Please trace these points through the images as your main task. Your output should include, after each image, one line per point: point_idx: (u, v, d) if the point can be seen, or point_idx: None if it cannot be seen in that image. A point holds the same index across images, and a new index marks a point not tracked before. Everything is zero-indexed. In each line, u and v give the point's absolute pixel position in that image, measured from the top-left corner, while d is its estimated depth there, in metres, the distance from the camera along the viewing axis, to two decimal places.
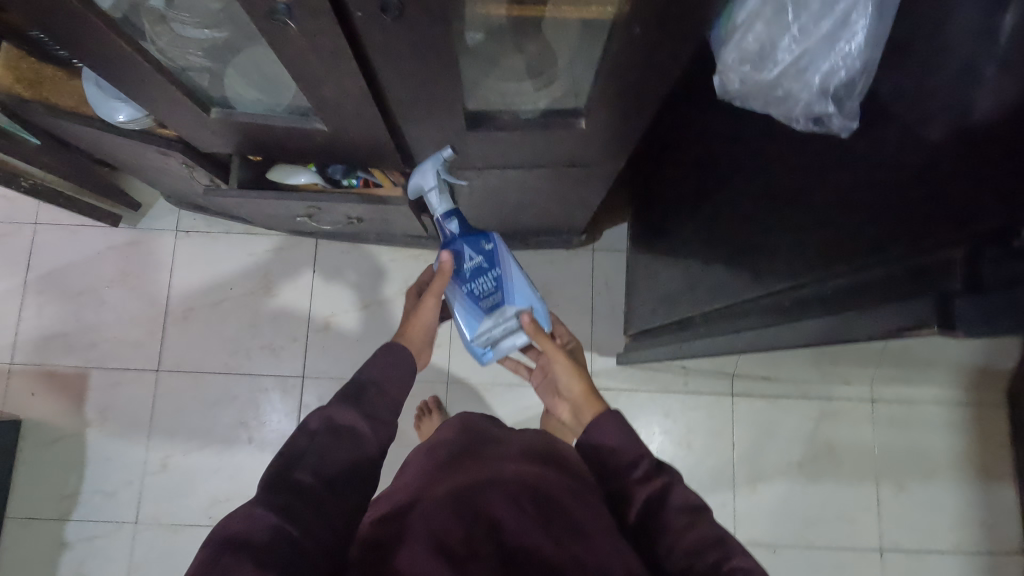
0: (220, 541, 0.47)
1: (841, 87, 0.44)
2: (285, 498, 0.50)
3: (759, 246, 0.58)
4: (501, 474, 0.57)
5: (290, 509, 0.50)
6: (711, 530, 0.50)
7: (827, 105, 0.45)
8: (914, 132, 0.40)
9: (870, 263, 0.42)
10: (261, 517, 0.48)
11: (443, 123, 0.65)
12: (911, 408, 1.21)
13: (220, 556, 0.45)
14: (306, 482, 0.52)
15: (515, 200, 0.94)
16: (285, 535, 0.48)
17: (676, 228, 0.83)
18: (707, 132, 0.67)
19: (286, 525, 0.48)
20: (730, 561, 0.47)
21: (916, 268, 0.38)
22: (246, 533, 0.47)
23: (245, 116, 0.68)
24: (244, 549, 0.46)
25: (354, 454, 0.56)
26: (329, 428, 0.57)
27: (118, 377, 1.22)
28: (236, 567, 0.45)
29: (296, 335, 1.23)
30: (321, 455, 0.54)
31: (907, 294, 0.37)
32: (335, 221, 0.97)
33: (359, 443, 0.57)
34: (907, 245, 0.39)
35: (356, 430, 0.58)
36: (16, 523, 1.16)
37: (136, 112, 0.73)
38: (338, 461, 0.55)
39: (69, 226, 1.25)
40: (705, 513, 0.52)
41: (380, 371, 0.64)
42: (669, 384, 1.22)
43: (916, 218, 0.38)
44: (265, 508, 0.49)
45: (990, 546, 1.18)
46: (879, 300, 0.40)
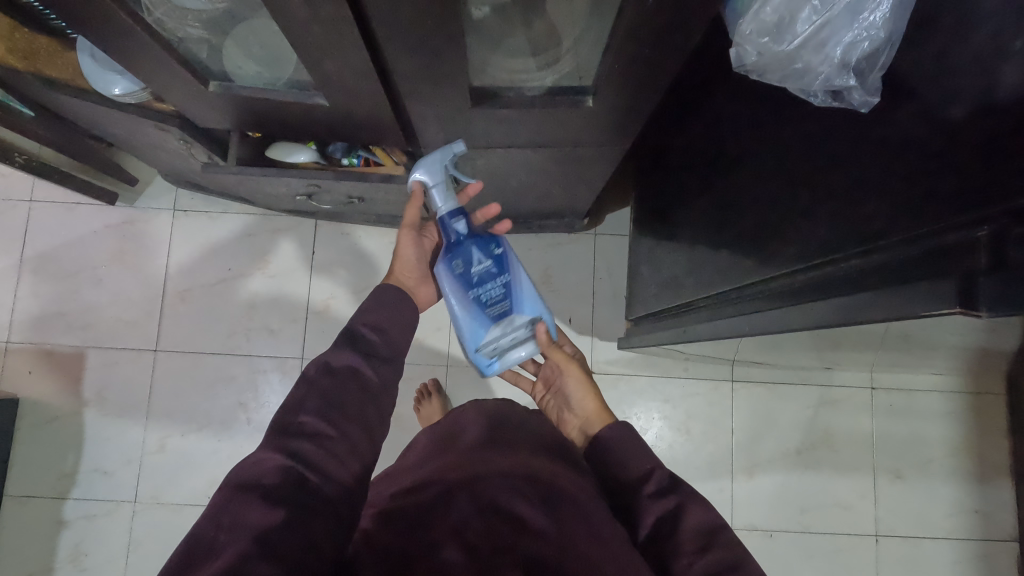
0: (231, 485, 0.48)
1: (863, 59, 0.43)
2: (291, 441, 0.51)
3: (767, 228, 0.57)
4: (519, 469, 0.58)
5: (299, 452, 0.51)
6: (725, 555, 0.51)
7: (848, 79, 0.44)
8: (935, 110, 0.39)
9: (885, 242, 0.42)
10: (270, 460, 0.50)
11: (447, 100, 0.63)
12: (909, 397, 1.21)
13: (232, 500, 0.47)
14: (313, 424, 0.53)
15: (519, 182, 0.92)
16: (295, 478, 0.49)
17: (682, 211, 0.82)
18: (716, 113, 0.66)
19: (294, 467, 0.50)
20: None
21: (932, 249, 0.38)
22: (257, 477, 0.49)
23: (244, 89, 0.66)
24: (255, 491, 0.47)
25: (356, 394, 0.56)
26: (328, 372, 0.56)
27: (115, 356, 1.21)
28: (245, 507, 0.46)
29: (295, 317, 1.22)
30: (324, 398, 0.55)
31: (920, 275, 0.37)
32: (336, 201, 0.96)
33: (361, 383, 0.57)
34: (927, 224, 0.38)
35: (357, 371, 0.57)
36: (15, 501, 1.16)
37: (132, 85, 0.72)
38: (341, 401, 0.55)
39: (65, 204, 1.24)
40: (722, 533, 0.52)
41: (380, 312, 0.62)
42: (669, 370, 1.22)
43: (936, 198, 0.38)
44: (274, 452, 0.51)
45: (984, 533, 1.19)
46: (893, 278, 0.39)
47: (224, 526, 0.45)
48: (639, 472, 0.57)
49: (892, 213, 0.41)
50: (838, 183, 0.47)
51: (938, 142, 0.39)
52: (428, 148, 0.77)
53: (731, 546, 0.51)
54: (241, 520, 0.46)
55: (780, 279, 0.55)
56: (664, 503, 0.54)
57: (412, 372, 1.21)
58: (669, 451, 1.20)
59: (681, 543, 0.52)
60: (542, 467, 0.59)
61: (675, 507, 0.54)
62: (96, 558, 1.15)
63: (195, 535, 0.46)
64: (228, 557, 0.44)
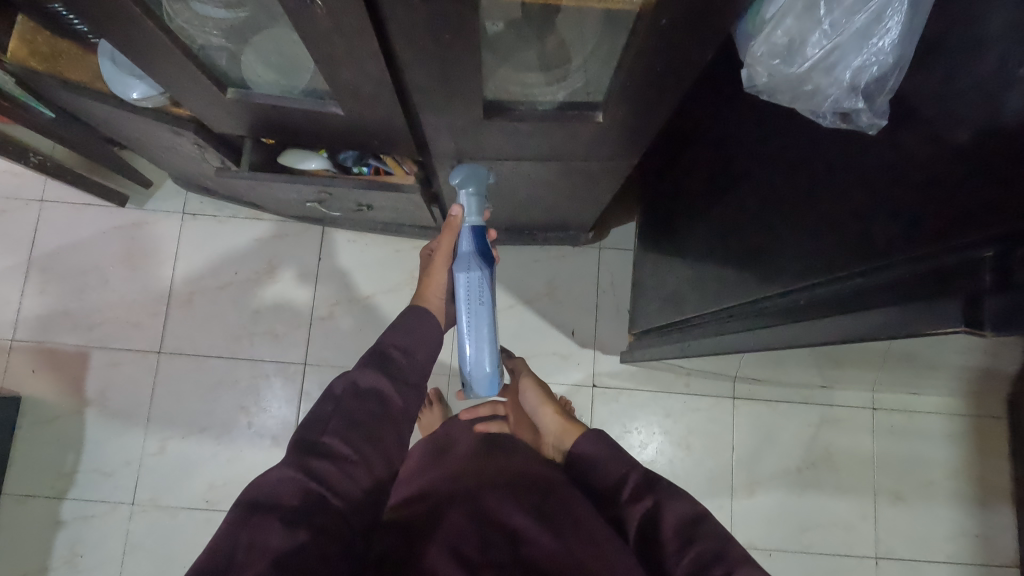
0: (245, 504, 0.47)
1: (872, 83, 0.45)
2: (310, 460, 0.51)
3: (772, 246, 0.58)
4: (514, 482, 0.57)
5: (319, 471, 0.50)
6: (712, 546, 0.49)
7: (857, 101, 0.45)
8: (942, 134, 0.40)
9: (892, 261, 0.42)
10: (289, 479, 0.49)
11: (460, 112, 0.64)
12: (910, 418, 1.21)
13: (251, 517, 0.46)
14: (334, 444, 0.52)
15: (526, 194, 0.94)
16: (314, 498, 0.48)
17: (686, 227, 0.83)
18: (724, 131, 0.67)
19: (314, 486, 0.49)
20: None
21: (938, 268, 0.38)
22: (275, 496, 0.48)
23: (261, 97, 0.67)
24: (273, 510, 0.46)
25: (380, 417, 0.56)
26: (355, 393, 0.57)
27: (119, 357, 1.21)
28: (264, 527, 0.45)
29: (299, 322, 1.23)
30: (347, 420, 0.54)
31: (933, 293, 0.37)
32: (345, 208, 0.97)
33: (384, 406, 0.57)
34: (933, 245, 0.39)
35: (382, 393, 0.57)
36: (12, 500, 1.15)
37: (150, 89, 0.73)
38: (364, 423, 0.55)
39: (75, 205, 1.25)
40: (705, 526, 0.51)
41: (405, 335, 0.63)
42: (670, 385, 1.22)
43: (942, 220, 0.39)
44: (294, 470, 0.50)
45: (985, 558, 1.18)
46: (898, 296, 0.40)
47: (242, 545, 0.44)
48: (616, 477, 0.59)
49: (896, 234, 0.42)
50: (843, 203, 0.48)
51: (944, 165, 0.39)
52: (439, 158, 0.78)
53: (722, 540, 0.49)
54: (259, 539, 0.44)
55: (784, 296, 0.56)
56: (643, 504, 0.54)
57: None
58: (669, 466, 1.20)
59: (665, 544, 0.50)
60: (536, 481, 0.58)
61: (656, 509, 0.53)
62: (92, 560, 1.14)
63: (211, 553, 0.45)
64: None
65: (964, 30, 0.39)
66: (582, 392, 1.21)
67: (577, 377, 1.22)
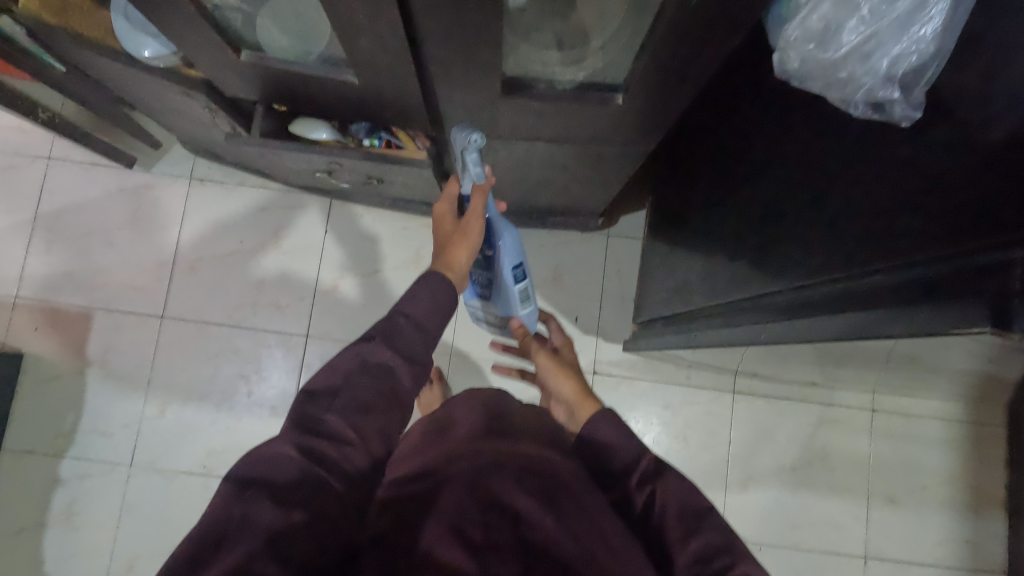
0: (239, 479, 0.47)
1: (909, 73, 0.43)
2: (309, 439, 0.50)
3: (787, 238, 0.57)
4: (519, 454, 0.55)
5: (317, 451, 0.50)
6: (717, 536, 0.50)
7: (892, 91, 0.44)
8: (974, 130, 0.39)
9: (910, 259, 0.42)
10: (286, 458, 0.49)
11: (478, 87, 0.63)
12: (909, 422, 1.21)
13: (243, 494, 0.46)
14: (336, 424, 0.52)
15: (538, 176, 0.92)
16: (313, 480, 0.48)
17: (699, 218, 0.82)
18: (746, 121, 0.66)
19: (313, 467, 0.49)
20: (740, 567, 0.48)
21: (961, 270, 0.37)
22: (269, 473, 0.48)
23: (275, 62, 0.66)
24: (266, 489, 0.46)
25: (384, 395, 0.55)
26: (362, 368, 0.56)
27: (122, 320, 1.21)
28: (255, 506, 0.45)
29: (303, 294, 1.22)
30: (353, 399, 0.54)
31: (958, 294, 0.37)
32: (355, 180, 0.95)
33: (391, 384, 0.56)
34: (955, 242, 0.38)
35: (391, 371, 0.57)
36: (13, 456, 1.16)
37: (163, 48, 0.72)
38: (368, 404, 0.54)
39: (83, 164, 1.24)
40: (708, 517, 0.52)
41: (417, 304, 0.62)
42: (670, 376, 1.22)
43: (963, 220, 0.38)
44: (291, 448, 0.49)
45: (972, 564, 1.19)
46: (915, 302, 0.40)
47: (235, 521, 0.44)
48: (626, 461, 0.59)
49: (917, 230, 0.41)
50: (864, 197, 0.47)
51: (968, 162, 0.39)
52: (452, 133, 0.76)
53: (723, 531, 0.51)
54: (252, 516, 0.44)
55: (793, 290, 0.55)
56: (649, 493, 0.55)
57: None
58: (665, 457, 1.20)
59: (668, 532, 0.51)
60: (539, 454, 0.57)
61: (660, 495, 0.54)
62: (88, 518, 1.15)
63: (204, 528, 0.45)
64: (237, 555, 0.42)
65: (1007, 26, 0.38)
66: None
67: None
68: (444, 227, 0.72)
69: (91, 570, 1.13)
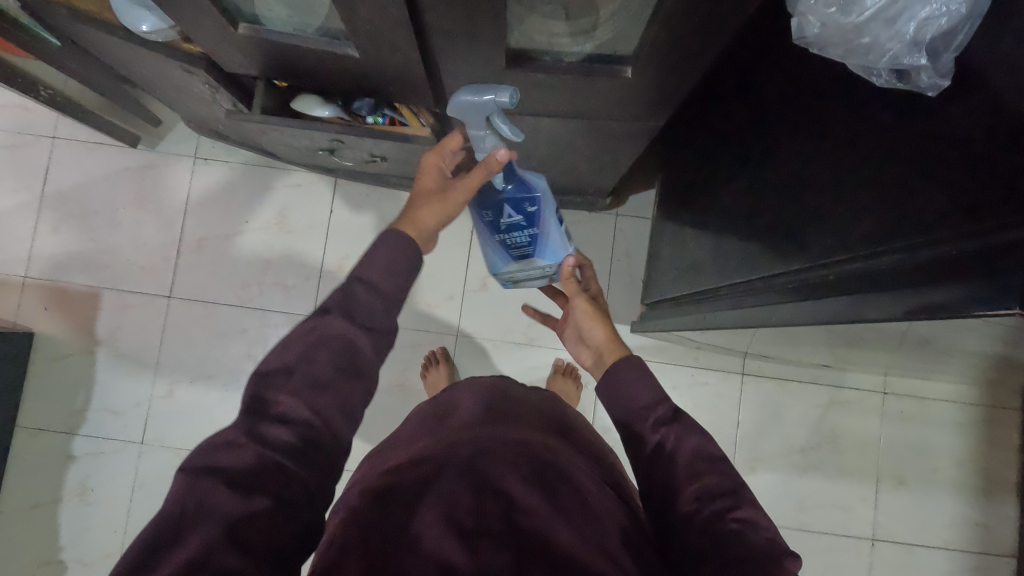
0: (191, 467, 0.46)
1: (938, 38, 0.41)
2: (260, 425, 0.49)
3: (802, 215, 0.55)
4: (513, 443, 0.54)
5: (274, 439, 0.48)
6: (722, 480, 0.51)
7: (919, 58, 0.41)
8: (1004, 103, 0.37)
9: (927, 240, 0.40)
10: (243, 446, 0.47)
11: (482, 60, 0.61)
12: (921, 405, 1.20)
13: (197, 481, 0.45)
14: (289, 404, 0.50)
15: (545, 154, 0.90)
16: (269, 466, 0.47)
17: (710, 197, 0.80)
18: (761, 94, 0.63)
19: (270, 455, 0.47)
20: (739, 510, 0.49)
21: (984, 249, 0.36)
22: (224, 460, 0.46)
23: (273, 34, 0.64)
24: (221, 476, 0.45)
25: (343, 368, 0.53)
26: (317, 343, 0.53)
27: (130, 299, 1.22)
28: (210, 495, 0.44)
29: (308, 275, 1.22)
30: (308, 377, 0.51)
31: (980, 272, 0.35)
32: (358, 158, 0.93)
33: (352, 357, 0.54)
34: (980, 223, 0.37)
35: (348, 343, 0.54)
36: (27, 433, 1.18)
37: (160, 22, 0.69)
38: (326, 380, 0.52)
39: (87, 143, 1.24)
40: (719, 462, 0.53)
41: (376, 269, 0.58)
42: (679, 357, 1.20)
43: (989, 200, 0.37)
44: (244, 436, 0.48)
45: (982, 547, 1.18)
46: (931, 280, 0.38)
47: (191, 512, 0.43)
48: (648, 400, 0.58)
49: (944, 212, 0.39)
50: (884, 173, 0.45)
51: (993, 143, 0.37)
52: None
53: (728, 474, 0.52)
54: (208, 506, 0.43)
55: (807, 271, 0.54)
56: (663, 435, 0.55)
57: (421, 339, 1.21)
58: None
59: (677, 470, 0.52)
60: (533, 442, 0.55)
61: (674, 438, 0.54)
62: (102, 494, 1.17)
63: (158, 518, 0.43)
64: (194, 547, 0.41)
65: None
66: None
67: None
68: (426, 182, 0.69)
69: (106, 545, 1.16)
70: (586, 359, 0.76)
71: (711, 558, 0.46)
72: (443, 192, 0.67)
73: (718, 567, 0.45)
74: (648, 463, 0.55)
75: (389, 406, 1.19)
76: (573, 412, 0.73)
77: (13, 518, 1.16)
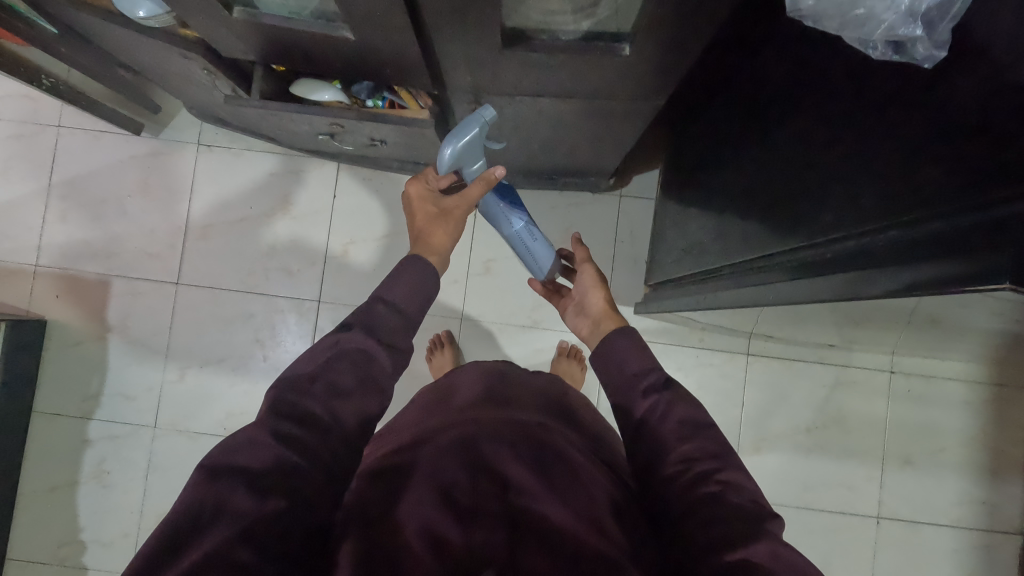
0: (208, 466, 0.45)
1: (935, 9, 0.39)
2: (282, 424, 0.48)
3: (802, 194, 0.55)
4: (510, 423, 0.54)
5: (289, 435, 0.47)
6: (708, 446, 0.52)
7: (914, 29, 0.40)
8: (989, 72, 0.36)
9: (928, 218, 0.39)
10: (263, 445, 0.46)
11: (476, 40, 0.60)
12: (929, 384, 1.19)
13: (216, 479, 0.43)
14: (313, 411, 0.51)
15: (544, 135, 0.90)
16: (288, 465, 0.45)
17: (713, 176, 0.79)
18: (760, 70, 0.62)
19: (289, 454, 0.46)
20: (722, 472, 0.49)
21: (979, 226, 0.35)
22: (240, 457, 0.45)
23: (269, 19, 0.64)
24: (236, 473, 0.44)
25: (361, 377, 0.55)
26: (341, 354, 0.56)
27: (139, 287, 1.23)
28: (230, 494, 0.43)
29: (313, 260, 1.23)
30: (330, 386, 0.53)
31: (976, 249, 0.35)
32: (358, 142, 0.93)
33: (371, 367, 0.56)
34: (972, 197, 0.36)
35: (370, 355, 0.57)
36: (43, 418, 1.21)
37: (157, 7, 0.70)
38: (347, 389, 0.54)
39: (92, 132, 1.24)
40: (706, 429, 0.54)
41: (399, 289, 0.64)
42: (683, 338, 1.20)
43: (983, 173, 0.36)
44: (263, 434, 0.47)
45: (988, 524, 1.18)
46: (935, 258, 0.37)
47: (209, 510, 0.42)
48: (638, 370, 0.61)
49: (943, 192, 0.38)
50: (882, 159, 0.44)
51: (981, 113, 0.36)
52: (455, 89, 0.74)
53: (716, 440, 0.53)
54: (226, 504, 0.42)
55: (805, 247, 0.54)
56: (653, 401, 0.57)
57: (426, 322, 1.22)
58: None
59: (665, 438, 0.54)
60: (532, 423, 0.55)
61: (662, 410, 0.56)
62: (118, 477, 1.20)
63: (176, 514, 0.42)
64: (210, 545, 0.40)
65: None
66: None
67: None
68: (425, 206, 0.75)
69: (124, 525, 1.19)
70: (582, 330, 0.78)
71: (693, 517, 0.46)
72: (444, 211, 0.75)
73: (701, 523, 0.45)
74: (635, 432, 0.57)
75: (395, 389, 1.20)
76: (580, 398, 0.74)
77: (32, 499, 1.19)
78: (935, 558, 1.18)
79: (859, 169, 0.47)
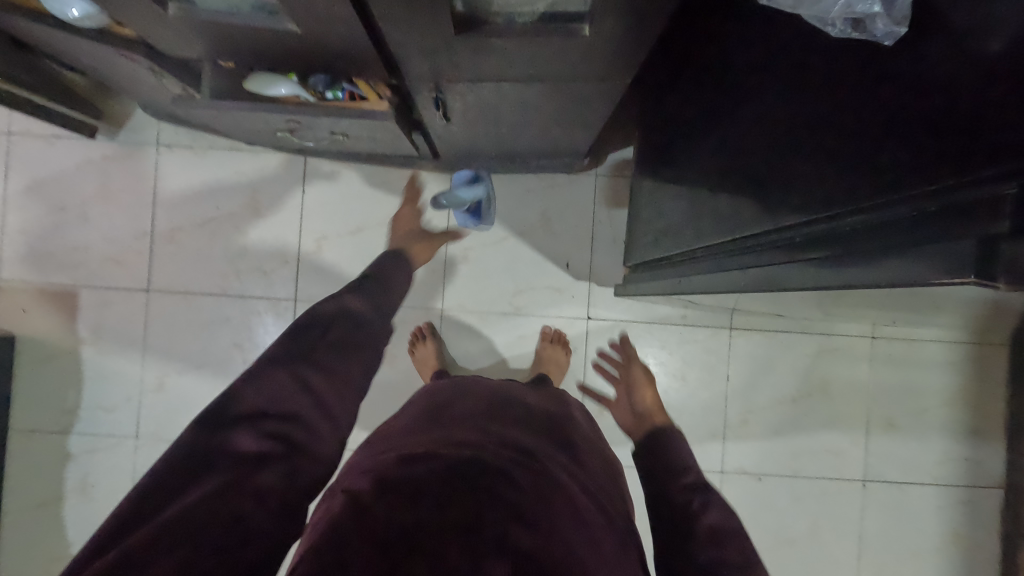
0: (211, 414, 0.54)
1: None
2: (279, 379, 0.58)
3: (774, 174, 0.53)
4: (524, 456, 0.55)
5: (283, 391, 0.58)
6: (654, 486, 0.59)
7: (872, 6, 0.37)
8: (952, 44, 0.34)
9: (895, 201, 0.37)
10: (258, 397, 0.56)
11: (428, 27, 0.57)
12: (910, 347, 1.20)
13: (217, 429, 0.52)
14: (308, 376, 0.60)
15: (512, 120, 0.87)
16: (280, 418, 0.55)
17: (685, 154, 0.78)
18: (726, 45, 0.60)
19: (282, 409, 0.56)
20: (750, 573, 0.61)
21: (946, 207, 0.33)
22: (242, 412, 0.54)
23: (209, 14, 0.60)
24: (237, 426, 0.53)
25: (348, 366, 0.65)
26: (331, 328, 0.67)
27: (108, 296, 1.20)
28: (228, 442, 0.52)
29: (286, 258, 1.20)
30: (323, 357, 0.63)
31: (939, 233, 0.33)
32: (320, 137, 0.90)
33: (355, 345, 0.67)
34: (938, 177, 0.34)
35: (354, 333, 0.69)
36: (21, 435, 1.19)
37: (89, 7, 0.64)
38: (338, 367, 0.63)
39: (45, 137, 1.19)
40: (735, 538, 0.65)
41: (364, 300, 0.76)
42: (665, 316, 1.20)
43: (949, 154, 0.34)
44: (262, 386, 0.57)
45: (971, 480, 1.20)
46: (904, 236, 0.36)
47: (208, 453, 0.51)
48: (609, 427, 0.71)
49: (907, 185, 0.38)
50: (843, 135, 0.43)
51: (946, 90, 0.34)
52: (413, 78, 0.71)
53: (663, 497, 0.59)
54: (225, 450, 0.51)
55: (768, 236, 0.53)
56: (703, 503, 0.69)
57: (406, 315, 1.20)
58: (664, 396, 1.20)
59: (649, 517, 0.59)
60: (538, 452, 0.57)
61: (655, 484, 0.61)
62: (102, 490, 1.18)
63: (179, 453, 0.51)
64: (206, 487, 0.48)
65: None
66: (576, 325, 1.20)
67: (571, 310, 1.20)
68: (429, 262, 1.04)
69: None
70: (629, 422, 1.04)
71: None
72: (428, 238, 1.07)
73: None
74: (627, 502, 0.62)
75: (379, 384, 1.19)
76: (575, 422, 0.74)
77: (17, 517, 1.18)
78: (920, 517, 1.20)
79: (830, 147, 0.45)
